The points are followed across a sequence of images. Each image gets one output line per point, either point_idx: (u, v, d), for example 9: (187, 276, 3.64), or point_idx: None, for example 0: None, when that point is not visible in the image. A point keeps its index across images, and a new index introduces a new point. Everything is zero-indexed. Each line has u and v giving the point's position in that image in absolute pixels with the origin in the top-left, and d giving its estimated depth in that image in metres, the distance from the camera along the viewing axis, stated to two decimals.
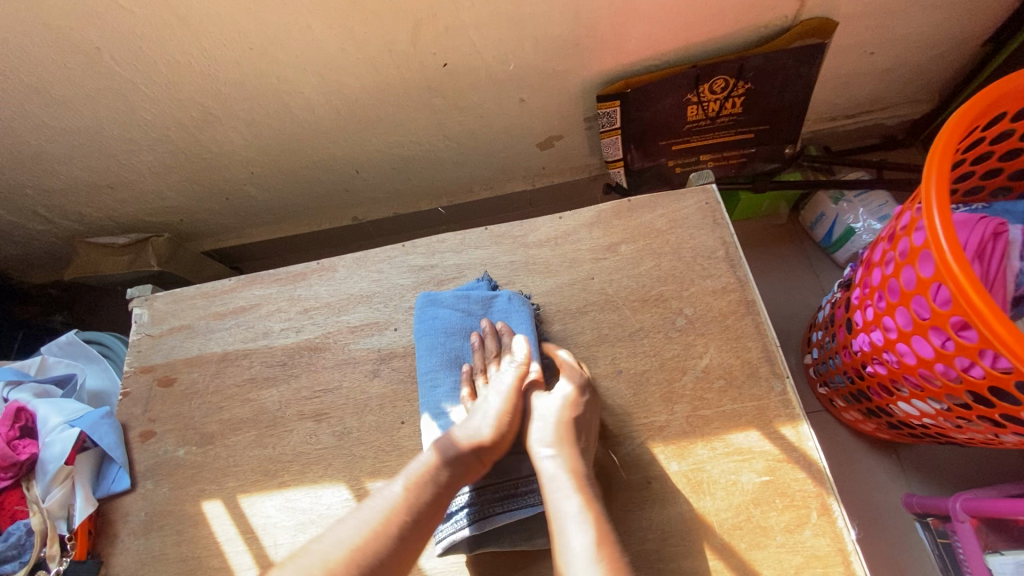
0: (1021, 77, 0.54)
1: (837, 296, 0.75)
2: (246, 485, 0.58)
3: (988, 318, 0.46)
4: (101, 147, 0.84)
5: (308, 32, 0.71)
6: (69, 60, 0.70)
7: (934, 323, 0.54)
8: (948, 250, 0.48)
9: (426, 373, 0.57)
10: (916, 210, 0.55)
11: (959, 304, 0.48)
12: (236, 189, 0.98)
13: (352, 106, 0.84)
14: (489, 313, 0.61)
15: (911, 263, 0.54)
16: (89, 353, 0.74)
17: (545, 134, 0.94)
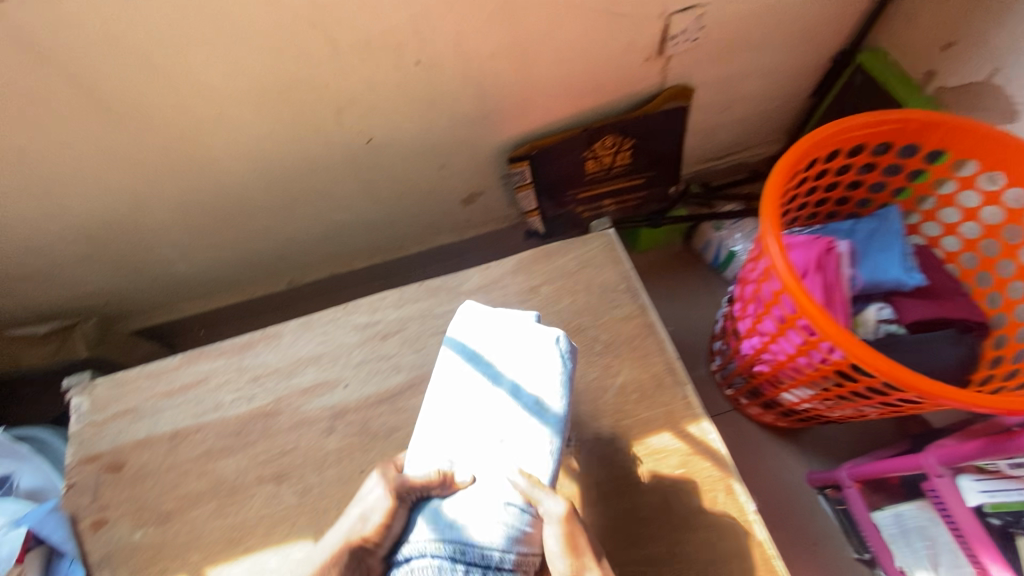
0: (824, 131, 0.70)
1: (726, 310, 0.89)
2: (212, 556, 0.60)
3: (818, 318, 0.59)
4: (21, 240, 0.84)
5: (239, 120, 0.77)
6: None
7: (790, 325, 0.67)
8: (784, 268, 0.61)
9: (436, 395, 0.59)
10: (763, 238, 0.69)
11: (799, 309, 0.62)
12: (166, 267, 0.99)
13: (283, 182, 0.90)
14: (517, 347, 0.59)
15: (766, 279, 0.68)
16: (21, 450, 0.75)
17: (467, 191, 1.05)
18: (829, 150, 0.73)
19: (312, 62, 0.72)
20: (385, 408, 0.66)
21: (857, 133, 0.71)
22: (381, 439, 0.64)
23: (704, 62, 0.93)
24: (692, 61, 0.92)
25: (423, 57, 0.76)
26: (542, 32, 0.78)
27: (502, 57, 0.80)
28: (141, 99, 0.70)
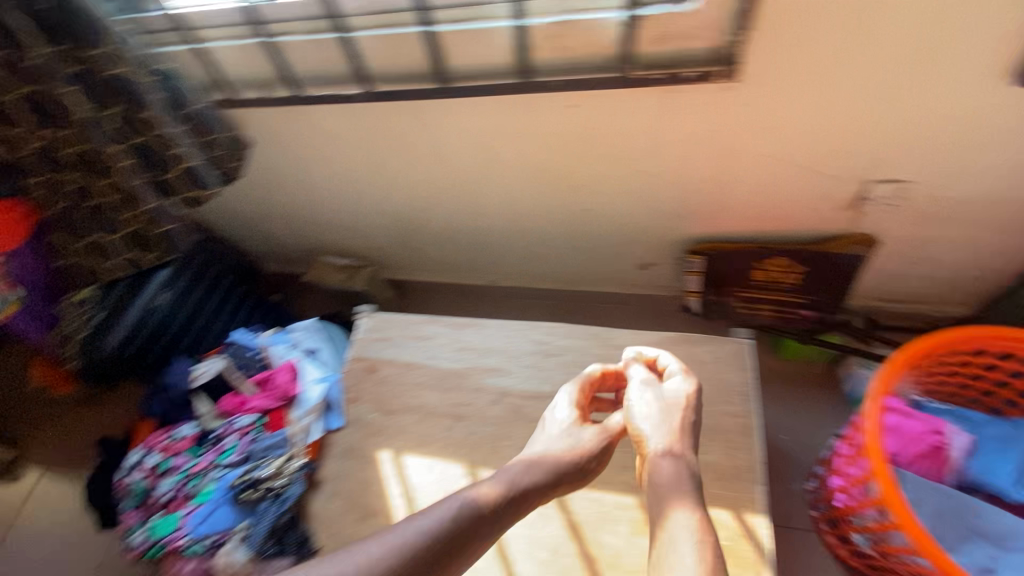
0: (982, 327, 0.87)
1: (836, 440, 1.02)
2: (410, 448, 0.93)
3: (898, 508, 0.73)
4: (349, 205, 1.26)
5: (505, 175, 1.09)
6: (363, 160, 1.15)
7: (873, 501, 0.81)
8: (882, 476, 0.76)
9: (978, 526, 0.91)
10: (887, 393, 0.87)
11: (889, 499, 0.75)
12: (417, 248, 1.37)
13: (517, 218, 1.20)
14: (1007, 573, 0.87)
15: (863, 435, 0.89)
16: (331, 334, 1.14)
17: (646, 260, 1.26)
18: (972, 346, 0.88)
19: (573, 152, 1.00)
20: (534, 402, 0.94)
21: None
22: (527, 424, 0.92)
23: (899, 224, 1.02)
24: (887, 219, 1.02)
25: (647, 166, 1.00)
26: (748, 172, 0.98)
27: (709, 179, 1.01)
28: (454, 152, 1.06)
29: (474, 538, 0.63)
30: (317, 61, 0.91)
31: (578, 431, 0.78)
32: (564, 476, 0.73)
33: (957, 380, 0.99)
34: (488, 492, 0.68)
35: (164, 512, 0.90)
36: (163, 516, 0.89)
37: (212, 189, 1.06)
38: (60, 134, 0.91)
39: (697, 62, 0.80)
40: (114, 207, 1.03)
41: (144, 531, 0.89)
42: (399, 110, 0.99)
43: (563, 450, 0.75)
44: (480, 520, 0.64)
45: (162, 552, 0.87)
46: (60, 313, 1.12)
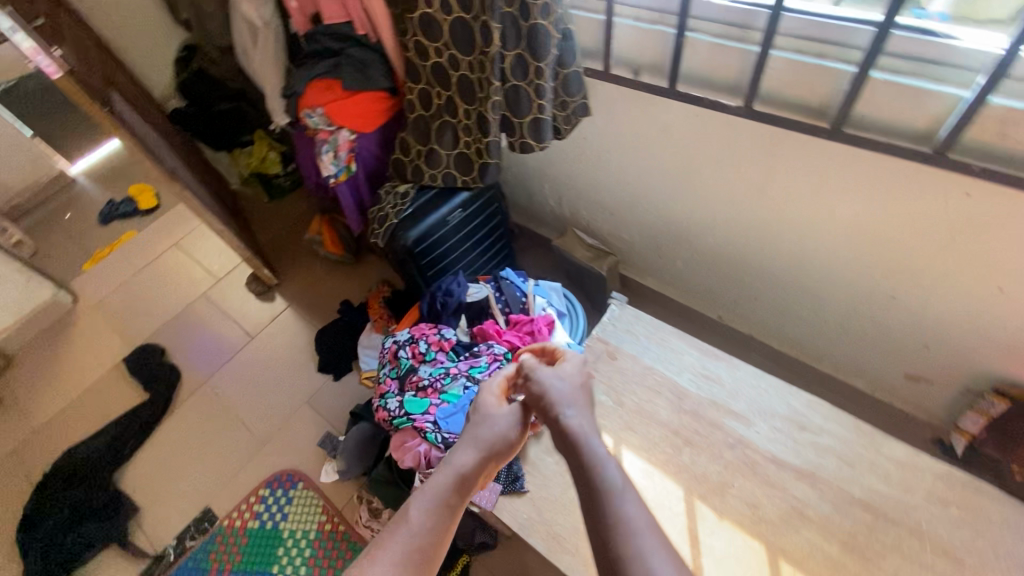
0: None
1: None
2: (633, 447, 0.96)
3: None
4: (634, 196, 1.31)
5: (823, 233, 1.04)
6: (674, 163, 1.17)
7: None
8: None
9: None
10: None
11: None
12: (670, 259, 1.39)
13: (802, 274, 1.15)
14: None
15: None
16: (579, 306, 1.21)
17: (920, 373, 1.14)
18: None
19: (921, 237, 0.92)
20: (773, 465, 0.91)
21: None
22: (758, 481, 0.90)
23: None
24: None
25: (1008, 288, 0.89)
26: None
27: None
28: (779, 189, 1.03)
29: (442, 526, 0.64)
30: (709, 62, 0.92)
31: (493, 409, 0.78)
32: (499, 446, 0.73)
33: None
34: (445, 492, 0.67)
35: (418, 393, 1.04)
36: (417, 396, 1.04)
37: (542, 143, 1.14)
38: (465, 59, 1.06)
39: None
40: (464, 129, 1.19)
41: (400, 400, 1.04)
42: (751, 132, 0.97)
43: (501, 434, 0.74)
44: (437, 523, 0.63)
45: (407, 425, 1.01)
46: (383, 197, 1.33)
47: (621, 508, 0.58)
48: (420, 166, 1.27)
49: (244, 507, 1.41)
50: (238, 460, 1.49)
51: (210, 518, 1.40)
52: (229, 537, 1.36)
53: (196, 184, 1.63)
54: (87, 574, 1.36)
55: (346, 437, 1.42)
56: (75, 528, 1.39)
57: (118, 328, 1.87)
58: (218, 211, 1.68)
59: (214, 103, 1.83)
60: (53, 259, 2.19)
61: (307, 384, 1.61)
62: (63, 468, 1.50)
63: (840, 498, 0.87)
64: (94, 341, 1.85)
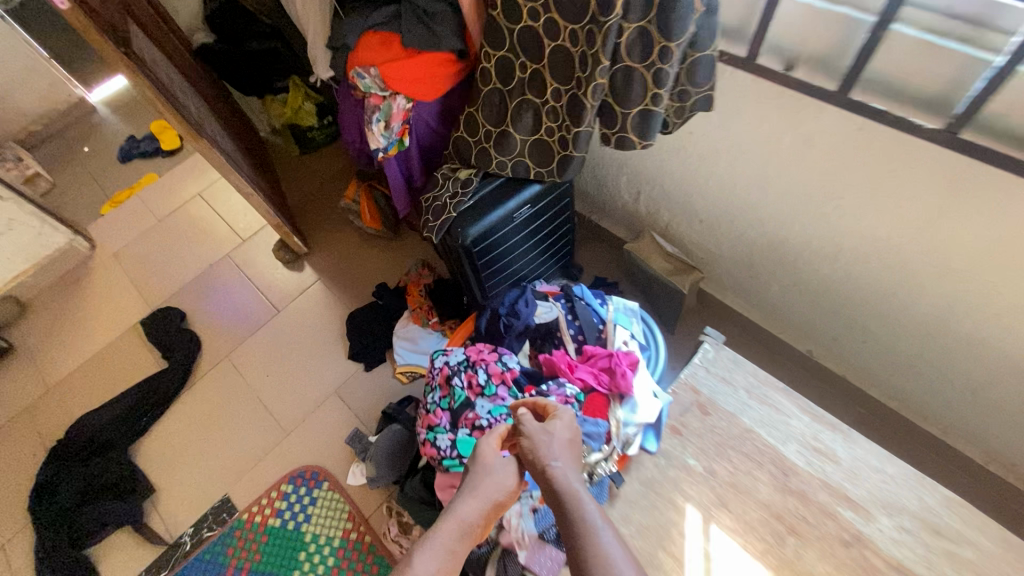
0: None
1: None
2: (725, 527, 0.81)
3: None
4: (737, 208, 1.10)
5: (989, 290, 0.84)
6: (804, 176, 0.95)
7: None
8: None
9: None
10: None
11: None
12: (763, 281, 1.20)
13: (935, 328, 0.97)
14: None
15: None
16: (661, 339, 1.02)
17: None
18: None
19: None
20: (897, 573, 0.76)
21: None
22: None
23: None
24: None
25: None
26: None
27: None
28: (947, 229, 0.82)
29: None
30: (910, 62, 0.72)
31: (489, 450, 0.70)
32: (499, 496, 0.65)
33: None
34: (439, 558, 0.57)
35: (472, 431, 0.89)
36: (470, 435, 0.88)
37: (646, 140, 0.92)
38: (565, 26, 0.84)
39: None
40: (549, 112, 0.97)
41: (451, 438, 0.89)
42: (934, 156, 0.76)
43: (498, 485, 0.65)
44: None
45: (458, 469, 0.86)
46: (439, 181, 1.13)
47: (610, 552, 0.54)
48: (487, 150, 1.06)
49: (265, 502, 1.31)
50: (260, 448, 1.39)
51: (229, 509, 1.32)
52: (247, 533, 1.28)
53: (224, 137, 1.45)
54: (98, 553, 1.29)
55: (377, 439, 1.30)
56: (87, 505, 1.31)
57: (136, 284, 1.74)
58: (248, 169, 1.50)
59: (248, 41, 1.61)
60: (69, 197, 2.04)
61: (335, 371, 1.48)
62: (75, 437, 1.41)
63: None
64: (110, 295, 1.73)
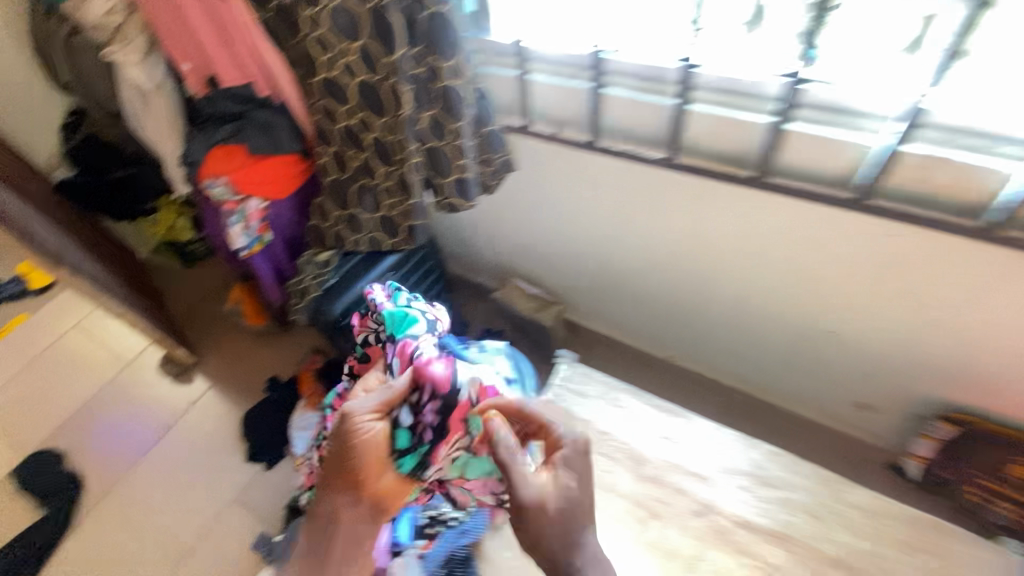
0: None
1: None
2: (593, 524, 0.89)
3: None
4: (570, 245, 1.26)
5: (757, 270, 1.01)
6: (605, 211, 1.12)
7: None
8: None
9: None
10: None
11: None
12: (612, 304, 1.35)
13: (742, 313, 1.13)
14: None
15: None
16: (524, 371, 1.13)
17: (866, 400, 1.12)
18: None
19: (853, 273, 0.91)
20: (743, 529, 0.86)
21: None
22: (729, 550, 0.84)
23: None
24: None
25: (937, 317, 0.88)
26: None
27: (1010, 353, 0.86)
28: (714, 234, 1.00)
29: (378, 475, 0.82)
30: (628, 115, 0.89)
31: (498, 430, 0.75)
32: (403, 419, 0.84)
33: None
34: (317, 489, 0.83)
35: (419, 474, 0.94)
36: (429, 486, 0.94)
37: (467, 201, 1.07)
38: (376, 121, 0.98)
39: None
40: (384, 191, 1.09)
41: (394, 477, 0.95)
42: (677, 181, 0.94)
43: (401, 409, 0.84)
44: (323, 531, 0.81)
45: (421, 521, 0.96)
46: (303, 265, 1.21)
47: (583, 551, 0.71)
48: (340, 231, 1.16)
49: None
50: None
51: None
52: None
53: (88, 264, 1.44)
54: None
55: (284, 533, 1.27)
56: None
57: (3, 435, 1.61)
58: (119, 291, 1.50)
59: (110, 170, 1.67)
60: None
61: (234, 478, 1.44)
62: None
63: (813, 558, 0.82)
64: None
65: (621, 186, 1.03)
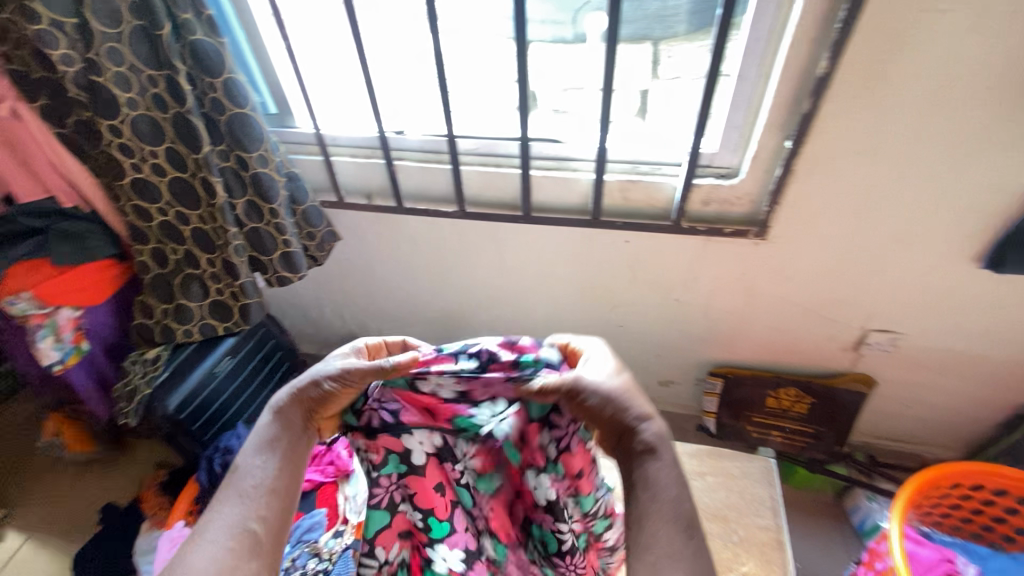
0: (948, 466, 0.91)
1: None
2: None
3: None
4: (406, 299, 1.41)
5: (554, 288, 1.25)
6: (426, 264, 1.29)
7: None
8: None
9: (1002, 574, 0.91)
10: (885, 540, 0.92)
11: None
12: (456, 346, 1.49)
13: (557, 328, 1.35)
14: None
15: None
16: None
17: (665, 377, 1.39)
18: (968, 478, 0.92)
19: (616, 276, 1.17)
20: None
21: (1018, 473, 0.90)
22: None
23: (891, 368, 1.18)
24: (883, 363, 1.18)
25: (680, 297, 1.18)
26: (764, 312, 1.15)
27: (730, 314, 1.18)
28: (513, 267, 1.22)
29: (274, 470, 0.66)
30: (421, 181, 1.10)
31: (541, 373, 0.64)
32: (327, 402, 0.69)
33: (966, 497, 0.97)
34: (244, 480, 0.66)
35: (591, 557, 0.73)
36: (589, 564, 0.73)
37: (296, 272, 1.17)
38: (193, 212, 1.07)
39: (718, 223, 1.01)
40: (211, 277, 1.15)
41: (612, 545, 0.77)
42: (473, 227, 1.16)
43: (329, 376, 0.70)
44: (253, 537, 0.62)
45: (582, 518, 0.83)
46: (129, 368, 1.18)
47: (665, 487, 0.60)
48: (168, 325, 1.16)
49: None
50: None
51: None
52: None
53: None
54: None
55: None
56: None
57: None
58: None
59: None
60: None
61: None
62: None
63: None
64: None
65: (433, 240, 1.22)
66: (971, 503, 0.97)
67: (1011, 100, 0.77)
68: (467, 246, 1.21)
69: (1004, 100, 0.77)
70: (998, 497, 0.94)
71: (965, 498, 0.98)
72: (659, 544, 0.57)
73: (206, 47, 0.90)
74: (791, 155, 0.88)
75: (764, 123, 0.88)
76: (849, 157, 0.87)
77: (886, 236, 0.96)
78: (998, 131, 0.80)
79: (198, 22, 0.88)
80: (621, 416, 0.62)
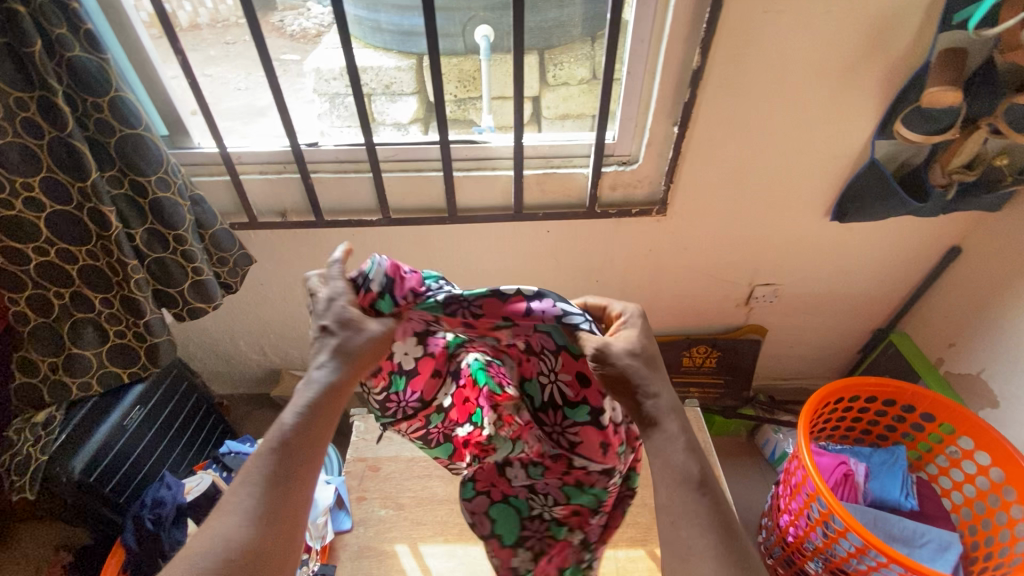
0: (833, 385, 1.07)
1: (772, 502, 1.19)
2: (425, 537, 0.98)
3: (860, 530, 0.89)
4: None
5: (484, 285, 1.29)
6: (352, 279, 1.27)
7: (823, 524, 0.98)
8: (825, 498, 0.94)
9: (883, 466, 1.11)
10: (796, 459, 1.06)
11: (851, 525, 0.90)
12: None
13: None
14: (895, 470, 1.10)
15: (801, 490, 1.03)
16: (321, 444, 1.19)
17: None
18: (851, 392, 1.11)
19: (541, 266, 1.25)
20: None
21: (883, 380, 1.09)
22: None
23: (777, 315, 1.38)
24: (771, 313, 1.38)
25: (600, 278, 1.28)
26: (671, 282, 1.29)
27: (644, 287, 1.31)
28: (442, 269, 1.25)
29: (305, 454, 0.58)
30: (339, 193, 1.10)
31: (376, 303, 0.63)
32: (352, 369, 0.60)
33: (849, 408, 1.16)
34: (268, 457, 0.57)
35: (593, 434, 0.68)
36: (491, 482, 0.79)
37: (211, 303, 1.10)
38: (84, 248, 0.96)
39: (625, 206, 1.13)
40: (109, 318, 1.04)
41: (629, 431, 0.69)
42: (398, 233, 1.17)
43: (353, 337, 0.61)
44: (272, 534, 0.54)
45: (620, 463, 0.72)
46: (14, 437, 1.01)
47: (669, 457, 0.58)
48: (59, 378, 1.03)
49: None
50: None
51: None
52: None
53: None
54: None
55: None
56: None
57: None
58: None
59: None
60: None
61: None
62: None
63: None
64: None
65: (358, 252, 1.21)
66: (850, 413, 1.16)
67: (834, 80, 0.96)
68: (394, 254, 1.22)
69: (830, 82, 0.96)
70: (869, 402, 1.14)
71: (847, 409, 1.17)
72: (683, 519, 0.55)
73: (85, 63, 0.83)
74: (680, 139, 1.01)
75: (654, 113, 1.01)
76: (724, 137, 1.03)
77: (760, 202, 1.14)
78: (830, 105, 0.99)
79: (75, 37, 0.82)
80: (632, 384, 0.61)
